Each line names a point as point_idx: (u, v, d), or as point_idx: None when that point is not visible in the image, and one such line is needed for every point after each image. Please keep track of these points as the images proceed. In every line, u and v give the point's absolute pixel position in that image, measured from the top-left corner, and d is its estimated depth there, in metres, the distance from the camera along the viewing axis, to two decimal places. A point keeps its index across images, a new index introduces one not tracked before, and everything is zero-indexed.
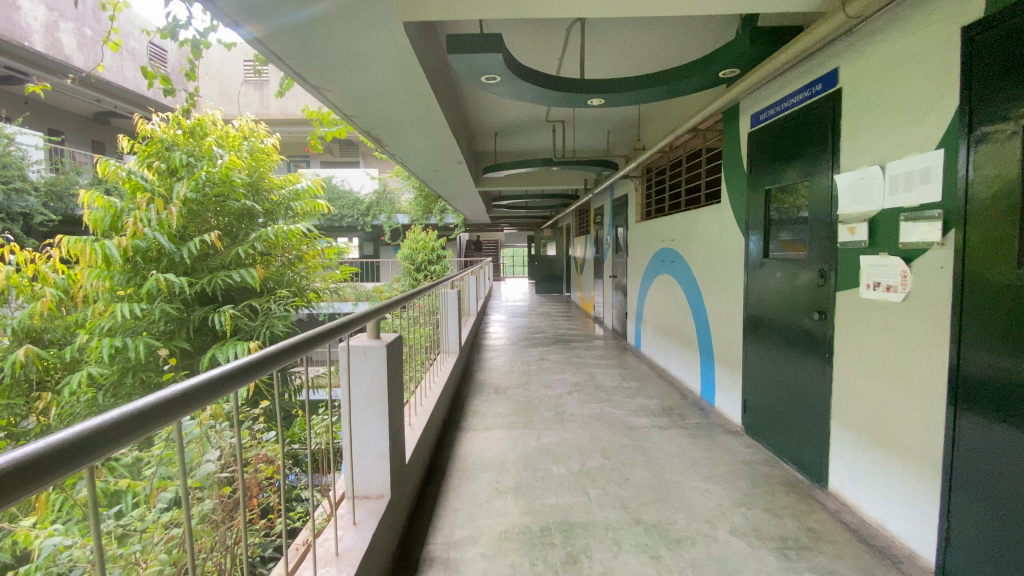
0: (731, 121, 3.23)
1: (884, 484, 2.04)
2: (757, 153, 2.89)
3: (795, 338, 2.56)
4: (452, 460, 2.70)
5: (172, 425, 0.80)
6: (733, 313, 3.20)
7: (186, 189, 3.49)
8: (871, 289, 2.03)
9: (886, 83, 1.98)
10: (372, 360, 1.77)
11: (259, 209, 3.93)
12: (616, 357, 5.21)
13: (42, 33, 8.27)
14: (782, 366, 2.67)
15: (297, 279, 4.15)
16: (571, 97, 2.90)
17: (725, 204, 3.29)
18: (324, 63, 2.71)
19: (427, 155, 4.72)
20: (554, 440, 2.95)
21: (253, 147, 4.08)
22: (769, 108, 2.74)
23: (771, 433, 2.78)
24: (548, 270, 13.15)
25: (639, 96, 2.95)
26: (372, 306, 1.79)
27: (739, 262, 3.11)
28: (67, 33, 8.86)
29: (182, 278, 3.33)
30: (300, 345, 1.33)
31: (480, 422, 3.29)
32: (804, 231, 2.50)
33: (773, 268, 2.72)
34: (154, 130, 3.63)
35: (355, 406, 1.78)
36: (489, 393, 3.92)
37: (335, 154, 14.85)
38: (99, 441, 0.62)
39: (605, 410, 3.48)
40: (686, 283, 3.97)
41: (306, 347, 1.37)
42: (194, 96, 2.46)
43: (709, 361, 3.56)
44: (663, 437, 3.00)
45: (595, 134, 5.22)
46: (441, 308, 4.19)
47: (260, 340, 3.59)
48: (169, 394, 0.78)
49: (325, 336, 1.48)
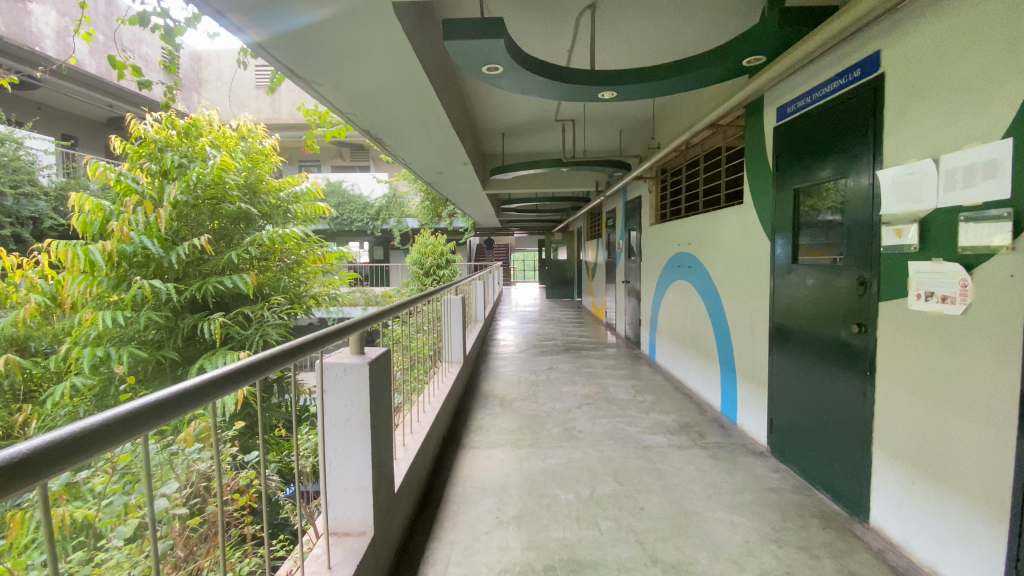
0: (755, 116, 2.99)
1: (938, 522, 1.79)
2: (785, 149, 2.64)
3: (828, 352, 2.31)
4: (451, 484, 2.48)
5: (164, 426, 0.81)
6: (757, 323, 2.95)
7: (177, 191, 3.31)
8: (922, 299, 1.78)
9: (940, 66, 1.74)
10: (353, 379, 1.56)
11: (255, 212, 3.76)
12: (629, 367, 4.96)
13: (53, 38, 8.29)
14: (813, 382, 2.42)
15: (294, 286, 3.97)
16: (581, 90, 2.68)
17: (748, 204, 3.05)
18: (317, 57, 2.52)
19: (431, 156, 4.54)
20: (562, 461, 2.71)
21: (250, 147, 3.92)
22: (799, 99, 2.50)
23: (801, 455, 2.53)
24: (558, 275, 12.90)
25: (656, 88, 2.72)
26: (353, 317, 1.59)
27: (764, 268, 2.86)
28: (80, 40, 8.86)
29: (169, 285, 3.15)
30: (255, 368, 1.10)
31: (483, 439, 3.07)
32: (839, 234, 2.26)
33: (803, 274, 2.48)
34: (146, 130, 3.47)
35: (334, 430, 1.57)
36: (494, 406, 3.70)
37: (345, 158, 14.79)
38: (48, 461, 0.59)
39: (618, 426, 3.24)
40: (705, 290, 3.72)
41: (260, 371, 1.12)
42: (173, 90, 2.28)
43: (730, 375, 3.30)
44: (681, 459, 2.75)
45: (607, 133, 4.99)
46: (445, 315, 3.98)
47: (252, 349, 3.40)
48: (43, 443, 0.59)
49: (289, 356, 1.25)
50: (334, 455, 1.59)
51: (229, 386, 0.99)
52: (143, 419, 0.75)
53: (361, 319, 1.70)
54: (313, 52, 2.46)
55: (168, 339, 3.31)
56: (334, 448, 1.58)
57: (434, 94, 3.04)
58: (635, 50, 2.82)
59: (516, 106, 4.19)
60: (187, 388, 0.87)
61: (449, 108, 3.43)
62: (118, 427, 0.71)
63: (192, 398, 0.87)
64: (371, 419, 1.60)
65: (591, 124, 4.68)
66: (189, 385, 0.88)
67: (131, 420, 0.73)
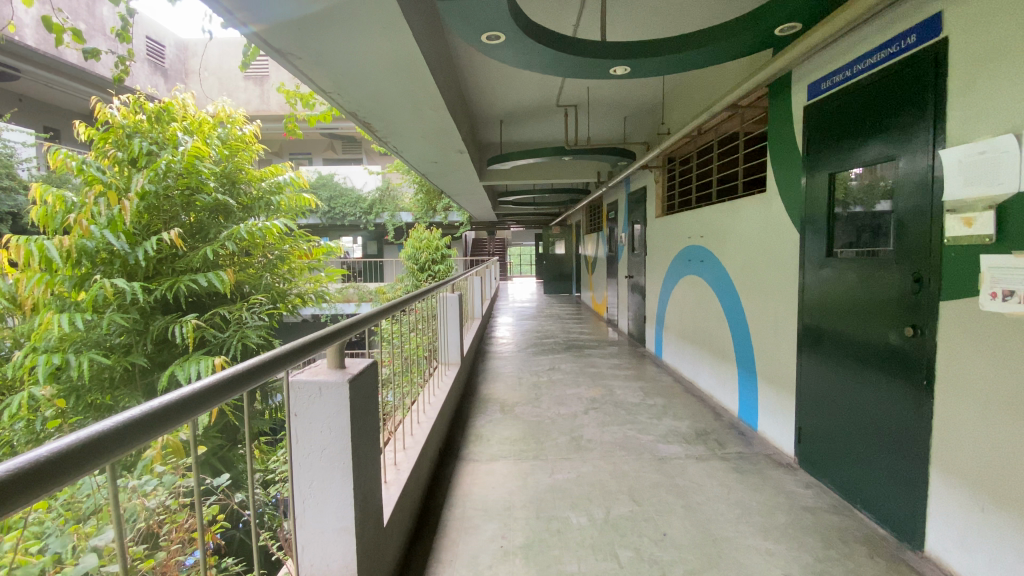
0: (779, 95, 2.73)
1: (1013, 558, 1.55)
2: (818, 131, 2.39)
3: (873, 357, 2.06)
4: (449, 506, 2.21)
5: (125, 454, 0.63)
6: (784, 323, 2.69)
7: (144, 180, 3.00)
8: (998, 299, 1.54)
9: (1019, 24, 1.48)
10: (329, 402, 1.30)
11: (233, 204, 3.46)
12: (635, 367, 4.71)
13: (34, 27, 7.60)
14: (854, 390, 2.17)
15: (277, 284, 3.67)
16: (592, 63, 2.40)
17: (772, 193, 2.79)
18: (298, 31, 2.27)
19: (424, 144, 4.24)
20: (571, 477, 2.46)
21: (229, 134, 3.62)
22: (836, 74, 2.25)
23: (838, 470, 2.28)
24: (556, 270, 12.59)
25: (674, 63, 2.44)
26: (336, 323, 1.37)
27: (792, 262, 2.60)
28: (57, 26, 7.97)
29: (133, 284, 2.84)
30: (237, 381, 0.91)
31: (483, 451, 2.80)
32: (889, 225, 2.00)
33: (842, 269, 2.23)
34: (112, 114, 3.17)
35: (307, 462, 1.31)
36: (495, 412, 3.44)
37: (337, 151, 14.45)
38: None
39: (629, 434, 2.99)
40: (720, 286, 3.46)
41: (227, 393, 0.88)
42: (126, 62, 1.99)
43: (750, 378, 3.06)
44: (702, 473, 2.50)
45: (611, 119, 4.71)
46: (440, 314, 3.69)
47: (230, 353, 3.11)
48: None
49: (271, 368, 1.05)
50: (309, 491, 1.32)
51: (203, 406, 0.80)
52: (97, 452, 0.57)
53: (344, 327, 1.45)
54: (292, 25, 2.20)
55: (137, 344, 3.01)
56: (310, 482, 1.32)
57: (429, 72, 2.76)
58: (649, 19, 2.55)
59: (516, 88, 3.90)
60: (152, 410, 0.68)
61: (444, 90, 3.14)
62: (44, 473, 0.50)
63: (160, 422, 0.69)
64: (354, 446, 1.34)
65: (595, 109, 4.41)
66: (158, 404, 0.70)
67: (62, 460, 0.52)
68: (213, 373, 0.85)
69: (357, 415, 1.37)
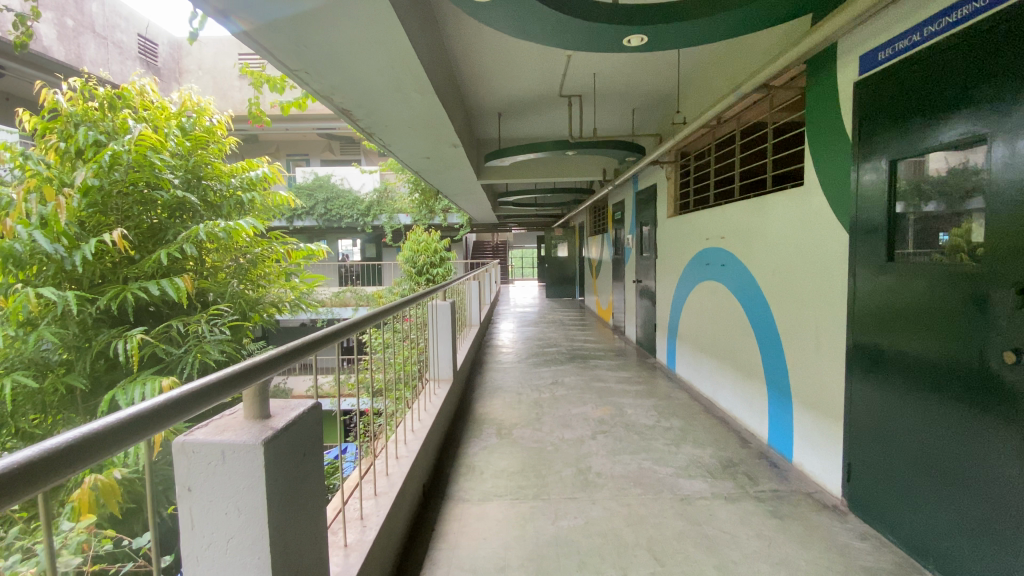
0: (822, 73, 2.32)
1: None
2: (873, 112, 2.00)
3: (957, 386, 1.66)
4: (429, 565, 1.82)
5: None
6: (828, 339, 2.29)
7: (87, 174, 2.65)
8: None
9: None
10: (237, 472, 0.91)
11: (196, 201, 3.06)
12: (645, 381, 4.30)
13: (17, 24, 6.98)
14: (925, 425, 1.78)
15: (246, 292, 3.30)
16: (596, 30, 2.02)
17: (811, 187, 2.40)
18: (283, 20, 2.02)
19: (415, 138, 3.85)
20: (578, 524, 2.05)
21: (194, 124, 3.25)
22: (901, 39, 1.85)
23: (902, 519, 1.89)
24: (559, 273, 12.23)
25: (696, 31, 2.07)
26: (272, 355, 1.04)
27: (840, 268, 2.20)
28: (50, 25, 7.55)
29: (67, 293, 2.47)
30: (122, 432, 0.67)
31: (475, 487, 2.40)
32: (970, 223, 1.65)
33: (908, 277, 1.84)
34: (57, 100, 2.82)
35: (209, 555, 0.93)
36: (490, 437, 3.04)
37: (334, 151, 14.11)
38: None
39: (645, 466, 2.59)
40: (746, 294, 3.05)
41: (145, 431, 0.72)
42: (28, 23, 1.70)
43: (784, 401, 2.66)
44: (733, 519, 2.10)
45: (618, 111, 4.32)
46: (430, 324, 3.29)
47: (187, 372, 2.73)
48: None
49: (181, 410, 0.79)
50: None
51: (49, 477, 0.56)
52: None
53: (279, 359, 1.10)
54: (274, 12, 1.95)
55: (77, 362, 2.63)
56: None
57: (415, 54, 2.36)
58: None
59: (512, 74, 3.53)
60: None
61: (433, 73, 2.74)
62: None
63: None
64: (280, 528, 0.96)
65: (602, 99, 4.02)
66: None
67: None
68: (111, 413, 0.66)
69: (287, 481, 0.99)
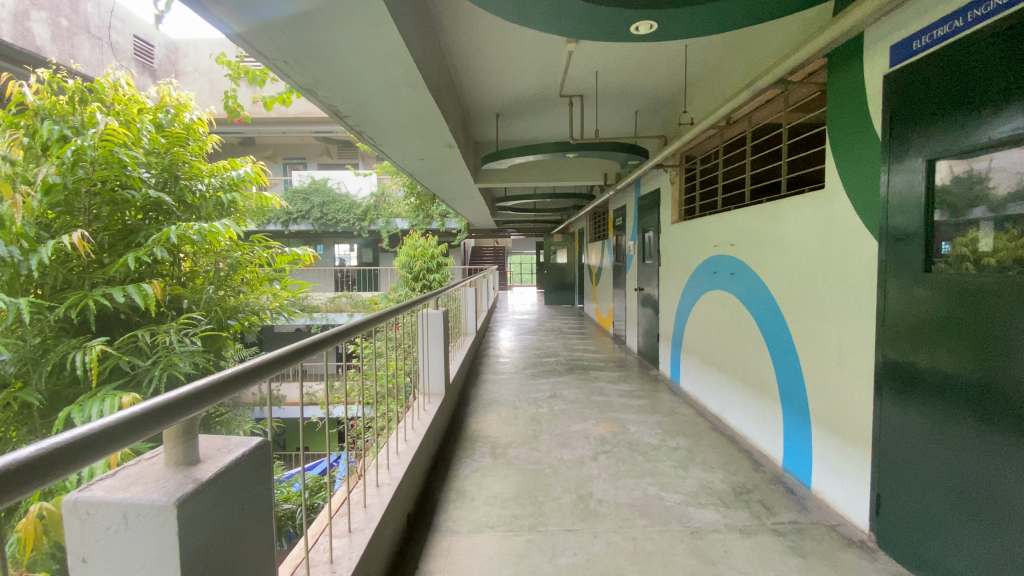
0: (845, 68, 2.13)
1: None
2: (907, 108, 1.81)
3: (1008, 415, 1.46)
4: None
5: None
6: (853, 356, 2.09)
7: (48, 171, 2.46)
8: None
9: None
10: (142, 541, 0.71)
11: (171, 202, 2.88)
12: (648, 395, 4.09)
13: (9, 22, 6.77)
14: (967, 458, 1.58)
15: (225, 299, 3.10)
16: (601, 14, 1.83)
17: (834, 191, 2.20)
18: (280, 21, 1.85)
19: (409, 138, 3.65)
20: (578, 563, 1.84)
21: (172, 121, 3.06)
22: (940, 26, 1.66)
23: (941, 562, 1.68)
24: (557, 279, 12.07)
25: (710, 18, 1.88)
26: (220, 377, 0.84)
27: (867, 279, 2.00)
28: (41, 24, 7.35)
29: (18, 300, 2.29)
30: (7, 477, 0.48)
31: (465, 517, 2.18)
32: (975, 232, 1.58)
33: (949, 290, 1.64)
34: (22, 93, 2.64)
35: None
36: (483, 457, 2.83)
37: (331, 155, 13.93)
38: None
39: (650, 492, 2.38)
40: (758, 306, 2.85)
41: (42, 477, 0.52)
42: None
43: (802, 422, 2.45)
44: (750, 557, 1.89)
45: (622, 112, 4.14)
46: (423, 335, 3.07)
47: (153, 387, 2.52)
48: None
49: (100, 445, 0.60)
50: None
51: None
52: None
53: (231, 383, 0.89)
54: (272, 14, 1.79)
55: (32, 374, 2.43)
56: None
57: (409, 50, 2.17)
58: None
59: (510, 73, 3.36)
60: None
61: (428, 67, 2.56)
62: None
63: None
64: None
65: (604, 99, 3.84)
66: None
67: None
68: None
69: (213, 546, 0.79)
